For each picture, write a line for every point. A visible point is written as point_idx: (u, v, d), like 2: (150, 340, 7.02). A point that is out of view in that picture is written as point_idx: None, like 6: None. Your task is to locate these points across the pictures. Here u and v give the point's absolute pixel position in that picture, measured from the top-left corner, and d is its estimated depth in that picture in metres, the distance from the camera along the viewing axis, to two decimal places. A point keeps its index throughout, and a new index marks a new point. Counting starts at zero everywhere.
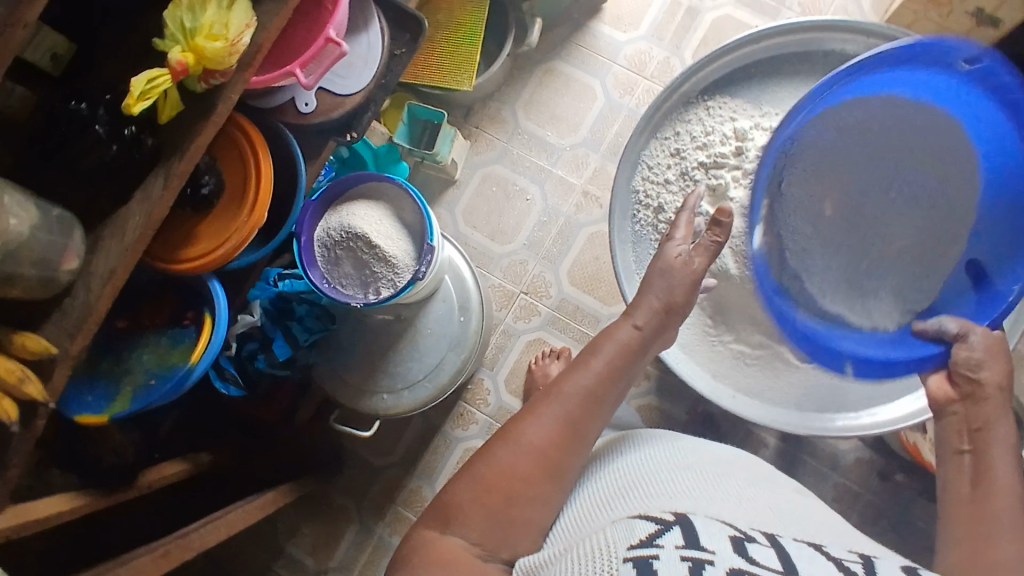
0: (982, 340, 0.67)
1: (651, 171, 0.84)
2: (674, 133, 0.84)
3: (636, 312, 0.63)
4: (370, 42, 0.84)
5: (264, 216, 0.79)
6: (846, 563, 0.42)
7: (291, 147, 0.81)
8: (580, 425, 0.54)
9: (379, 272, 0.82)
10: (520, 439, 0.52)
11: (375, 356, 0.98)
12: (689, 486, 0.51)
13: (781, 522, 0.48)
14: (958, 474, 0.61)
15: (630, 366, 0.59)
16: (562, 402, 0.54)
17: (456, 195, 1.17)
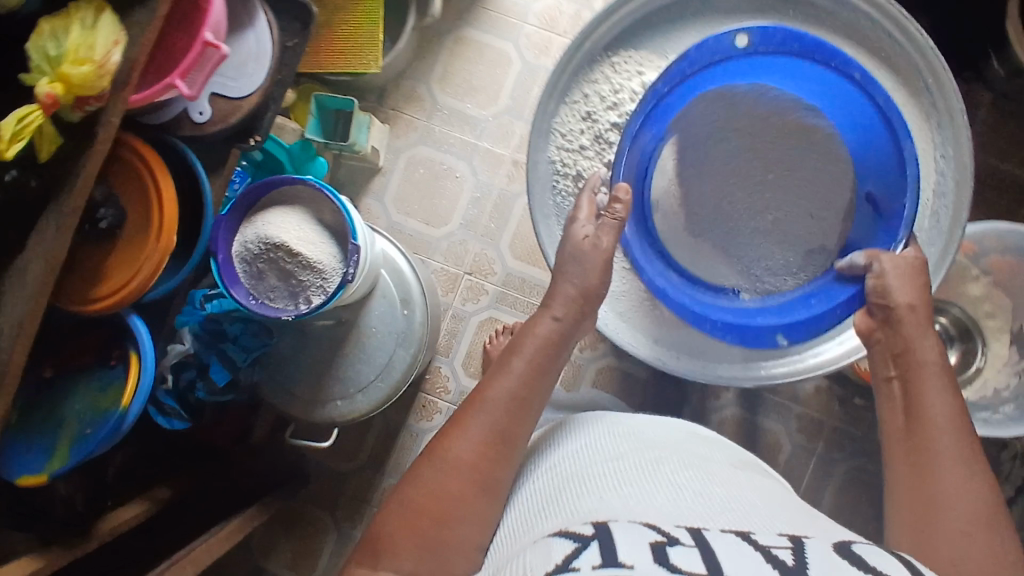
0: (895, 262, 0.66)
1: (564, 138, 0.75)
2: (582, 95, 0.75)
3: (553, 305, 0.64)
4: (258, 37, 0.78)
5: (174, 239, 0.73)
6: (771, 551, 0.34)
7: (191, 161, 0.76)
8: (509, 432, 0.53)
9: (306, 280, 0.79)
10: (449, 457, 0.50)
11: (322, 364, 0.95)
12: (623, 480, 0.45)
13: (724, 509, 0.41)
14: (890, 403, 0.61)
15: (552, 365, 0.60)
16: (488, 413, 0.53)
17: (383, 183, 1.13)
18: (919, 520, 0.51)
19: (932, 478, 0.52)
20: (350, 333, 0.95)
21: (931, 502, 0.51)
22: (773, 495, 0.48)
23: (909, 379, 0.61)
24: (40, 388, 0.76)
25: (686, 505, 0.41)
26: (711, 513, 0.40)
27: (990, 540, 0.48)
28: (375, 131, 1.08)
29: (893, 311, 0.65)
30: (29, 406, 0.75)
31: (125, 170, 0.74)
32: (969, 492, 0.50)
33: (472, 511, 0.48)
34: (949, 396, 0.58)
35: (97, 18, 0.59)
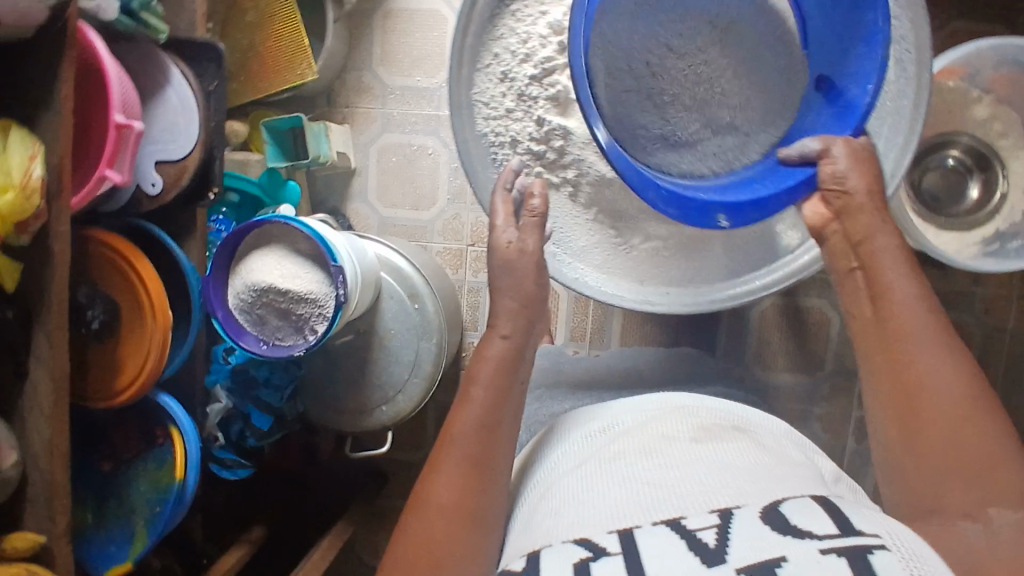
0: (845, 147, 0.55)
1: (489, 107, 0.58)
2: (493, 54, 0.58)
3: (498, 322, 0.55)
4: (178, 92, 0.77)
5: (170, 315, 0.75)
6: (697, 536, 0.34)
7: (159, 236, 0.78)
8: (487, 459, 0.48)
9: (305, 311, 0.79)
10: (429, 504, 0.46)
11: (356, 377, 0.97)
12: (600, 482, 0.43)
13: (693, 492, 0.39)
14: (854, 296, 0.55)
15: (514, 381, 0.52)
16: (459, 449, 0.48)
17: (363, 183, 1.11)
18: (903, 417, 0.50)
19: (909, 365, 0.50)
20: (371, 342, 0.96)
21: (912, 393, 0.50)
22: (760, 455, 0.45)
23: (871, 269, 0.54)
24: (106, 481, 0.81)
25: (638, 503, 0.39)
26: (655, 509, 0.38)
27: (976, 424, 0.48)
28: (336, 135, 1.06)
29: (849, 198, 0.55)
30: (101, 500, 0.80)
31: (103, 265, 0.76)
32: (946, 377, 0.49)
33: (463, 551, 0.45)
34: (907, 273, 0.53)
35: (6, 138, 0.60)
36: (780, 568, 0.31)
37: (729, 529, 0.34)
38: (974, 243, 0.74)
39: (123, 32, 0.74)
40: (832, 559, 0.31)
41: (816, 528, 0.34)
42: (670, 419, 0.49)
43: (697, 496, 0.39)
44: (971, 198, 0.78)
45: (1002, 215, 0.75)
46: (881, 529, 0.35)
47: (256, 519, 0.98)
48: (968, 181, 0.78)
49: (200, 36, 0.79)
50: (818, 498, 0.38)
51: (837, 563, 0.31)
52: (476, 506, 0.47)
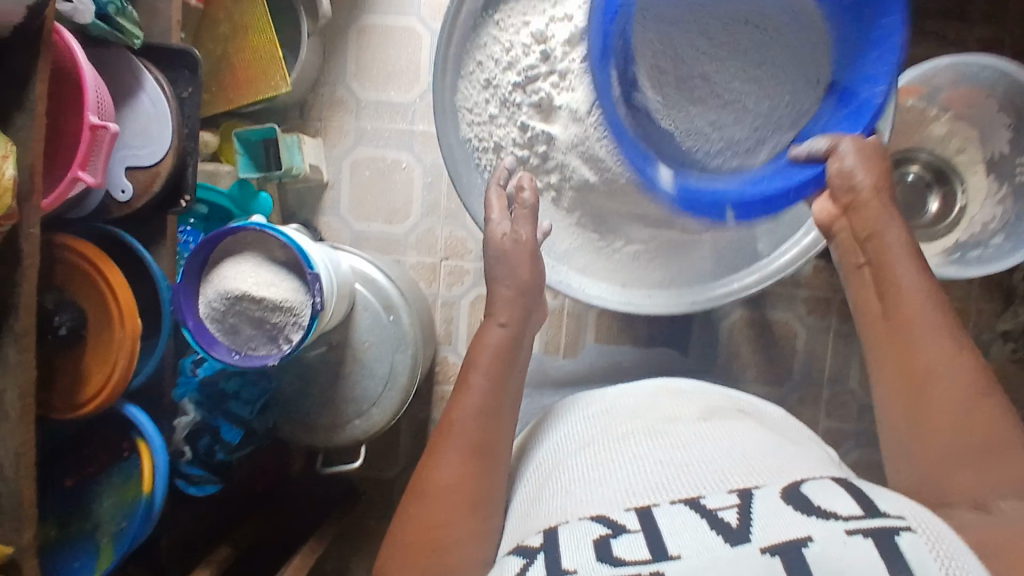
0: (852, 145, 0.57)
1: (472, 113, 0.60)
2: (476, 63, 0.60)
3: (495, 309, 0.56)
4: (151, 98, 0.76)
5: (139, 322, 0.73)
6: (719, 515, 0.35)
7: (128, 242, 0.76)
8: (489, 443, 0.50)
9: (279, 320, 0.78)
10: (431, 487, 0.48)
11: (330, 391, 0.96)
12: (606, 468, 0.44)
13: (709, 474, 0.40)
14: (863, 289, 0.58)
15: (511, 369, 0.54)
16: (459, 435, 0.49)
17: (335, 197, 1.11)
18: (915, 406, 0.52)
19: (917, 354, 0.52)
20: (345, 354, 0.95)
21: (922, 382, 0.51)
22: (762, 432, 0.47)
23: (881, 263, 0.56)
24: (68, 497, 0.77)
25: (650, 477, 0.41)
26: (669, 482, 0.40)
27: (983, 410, 0.49)
28: (309, 147, 1.05)
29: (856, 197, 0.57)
30: (65, 517, 0.76)
31: (69, 271, 0.73)
32: (955, 365, 0.51)
33: (471, 532, 0.46)
34: (917, 268, 0.55)
35: None
36: (807, 548, 0.32)
37: (751, 508, 0.36)
38: (938, 254, 0.76)
39: (96, 36, 0.73)
40: (858, 541, 0.33)
41: (841, 510, 0.35)
42: (668, 402, 0.52)
43: (704, 469, 0.41)
44: (932, 211, 0.80)
45: (961, 226, 0.78)
46: (908, 512, 0.36)
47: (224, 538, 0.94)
48: (927, 195, 0.80)
49: (175, 43, 0.78)
50: (838, 481, 0.39)
51: (862, 544, 0.32)
52: (480, 489, 0.48)
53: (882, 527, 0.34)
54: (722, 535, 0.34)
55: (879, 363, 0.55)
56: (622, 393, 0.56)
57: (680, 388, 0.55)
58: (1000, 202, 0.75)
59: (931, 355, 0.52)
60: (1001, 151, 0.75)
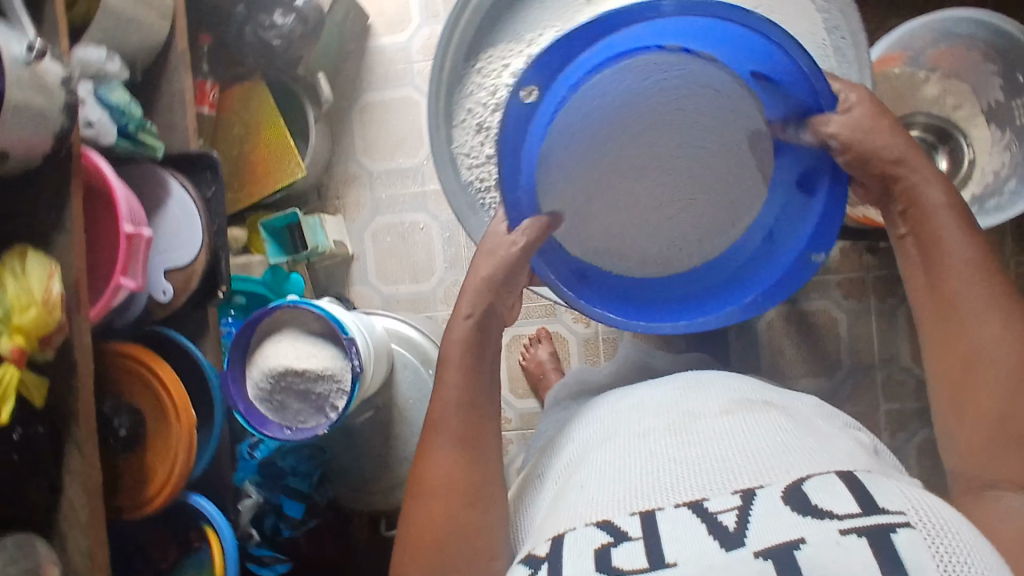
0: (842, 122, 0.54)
1: (469, 157, 0.63)
2: (466, 110, 0.63)
3: (463, 300, 0.57)
4: (179, 201, 0.82)
5: (193, 412, 0.76)
6: (719, 520, 0.36)
7: (176, 338, 0.81)
8: (474, 433, 0.52)
9: (323, 389, 0.81)
10: (425, 484, 0.51)
11: (383, 454, 0.97)
12: (625, 462, 0.46)
13: (726, 472, 0.41)
14: (907, 261, 0.53)
15: (485, 359, 0.55)
16: (444, 433, 0.52)
17: (362, 267, 1.15)
18: (959, 384, 0.48)
19: (964, 334, 0.48)
20: (392, 415, 0.97)
21: (968, 361, 0.48)
22: (786, 426, 0.48)
23: (920, 235, 0.52)
24: None
25: (664, 474, 0.43)
26: (676, 477, 0.42)
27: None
28: (330, 225, 1.10)
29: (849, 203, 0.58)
30: None
31: (124, 375, 0.78)
32: (1006, 344, 0.46)
33: (464, 526, 0.49)
34: (966, 240, 0.50)
35: (25, 262, 0.63)
36: (799, 550, 0.33)
37: (751, 509, 0.37)
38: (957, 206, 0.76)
39: (123, 155, 0.80)
40: (853, 540, 0.33)
41: (837, 508, 0.35)
42: (698, 394, 0.54)
43: (712, 460, 0.43)
44: (943, 170, 0.78)
45: (973, 179, 0.77)
46: (908, 505, 0.36)
47: None
48: (934, 154, 0.79)
49: (194, 148, 0.84)
50: (845, 474, 0.39)
51: (856, 542, 0.33)
52: (476, 480, 0.51)
53: (880, 524, 0.34)
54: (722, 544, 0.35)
55: (928, 342, 0.51)
56: (647, 392, 0.58)
57: (706, 381, 0.57)
58: (1007, 148, 0.75)
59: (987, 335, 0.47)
60: (997, 98, 0.76)
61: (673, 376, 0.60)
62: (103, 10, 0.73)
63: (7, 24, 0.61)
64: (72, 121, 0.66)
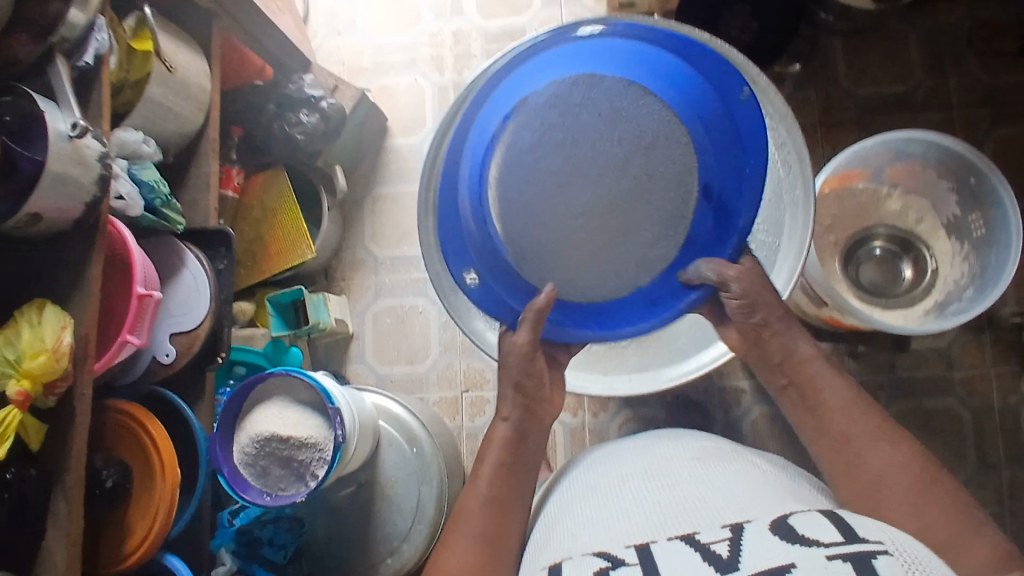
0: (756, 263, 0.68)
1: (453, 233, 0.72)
2: None
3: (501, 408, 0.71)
4: (192, 271, 0.88)
5: (179, 473, 0.79)
6: (712, 548, 0.39)
7: (173, 400, 0.84)
8: (500, 521, 0.62)
9: (305, 457, 0.83)
10: (452, 554, 0.59)
11: (362, 531, 0.97)
12: (604, 511, 0.52)
13: (691, 510, 0.47)
14: (794, 409, 0.66)
15: (515, 468, 0.66)
16: (471, 524, 0.61)
17: (361, 346, 1.20)
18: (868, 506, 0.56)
19: (862, 463, 0.58)
20: (373, 492, 0.98)
21: (870, 487, 0.57)
22: (748, 473, 0.55)
23: (804, 387, 0.65)
24: None
25: (641, 516, 0.49)
26: (669, 517, 0.47)
27: (926, 510, 0.54)
28: (334, 304, 1.16)
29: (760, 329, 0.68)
30: None
31: (120, 433, 0.81)
32: (898, 468, 0.57)
33: None
34: (843, 389, 0.63)
35: (41, 314, 0.69)
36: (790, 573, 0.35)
37: (741, 541, 0.39)
38: (922, 310, 0.80)
39: (146, 227, 0.87)
40: (839, 564, 0.35)
41: (823, 537, 0.38)
42: (666, 451, 0.61)
43: (693, 504, 0.49)
44: (907, 278, 0.83)
45: (937, 287, 0.81)
46: (886, 540, 0.40)
47: None
48: (898, 263, 0.84)
49: (213, 225, 0.92)
50: (827, 515, 0.43)
51: (841, 567, 0.35)
52: (496, 562, 0.59)
53: (862, 552, 0.37)
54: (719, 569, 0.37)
55: (832, 475, 0.60)
56: (614, 456, 0.65)
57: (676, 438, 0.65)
58: (966, 259, 0.79)
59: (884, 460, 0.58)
60: (954, 212, 0.80)
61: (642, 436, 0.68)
62: (145, 100, 0.83)
63: (57, 104, 0.70)
64: (102, 191, 0.73)
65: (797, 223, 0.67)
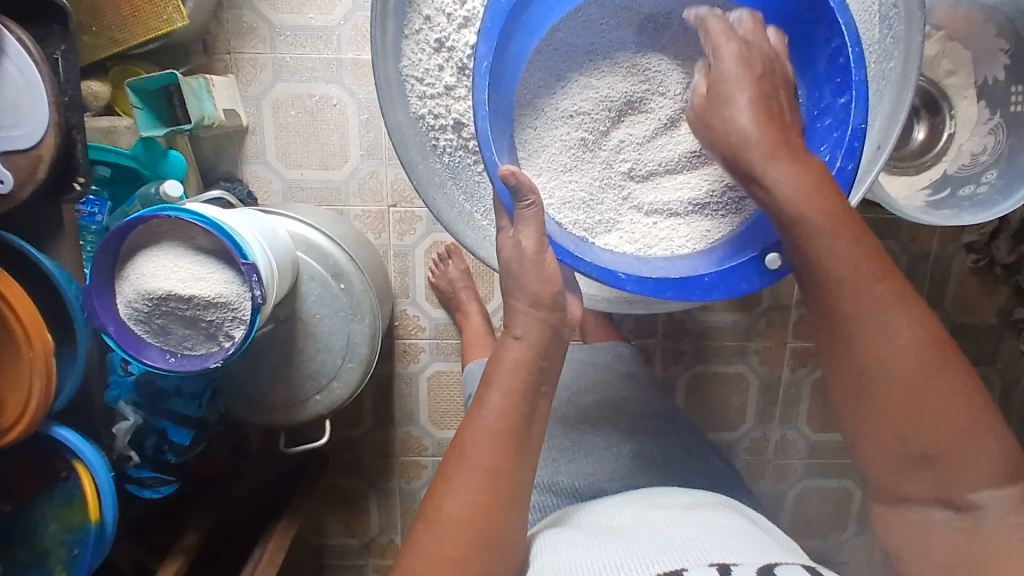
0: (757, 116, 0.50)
1: (423, 83, 0.56)
2: (425, 20, 0.55)
3: (512, 323, 0.55)
4: (17, 65, 0.63)
5: (50, 338, 0.64)
6: None
7: (22, 247, 0.66)
8: (501, 473, 0.52)
9: (215, 318, 0.69)
10: (440, 516, 0.51)
11: (284, 368, 0.88)
12: (615, 549, 0.48)
13: (702, 552, 0.46)
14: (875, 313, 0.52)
15: (529, 387, 0.54)
16: (473, 463, 0.52)
17: (259, 143, 0.97)
18: (856, 395, 0.51)
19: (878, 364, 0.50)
20: (295, 330, 0.86)
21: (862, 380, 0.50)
22: (764, 536, 0.50)
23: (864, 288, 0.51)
24: (11, 522, 0.71)
25: (637, 552, 0.47)
26: (656, 550, 0.47)
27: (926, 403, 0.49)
28: (220, 89, 0.90)
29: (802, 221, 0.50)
30: (7, 549, 0.71)
31: None
32: (904, 365, 0.49)
33: (474, 565, 0.50)
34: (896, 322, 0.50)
35: None
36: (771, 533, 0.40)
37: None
38: (923, 188, 0.80)
39: None
40: None
41: None
42: (667, 498, 0.57)
43: (692, 545, 0.47)
44: (919, 139, 0.81)
45: (948, 157, 0.80)
46: None
47: (190, 515, 0.91)
48: (914, 123, 0.81)
49: None
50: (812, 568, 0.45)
51: None
52: (478, 562, 0.51)
53: None
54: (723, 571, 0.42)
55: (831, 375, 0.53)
56: (605, 506, 0.59)
57: (662, 494, 0.59)
58: (990, 133, 0.77)
59: (892, 334, 0.49)
60: (995, 76, 0.76)
61: (632, 488, 0.61)
62: None
63: None
64: None
65: (883, 101, 0.59)
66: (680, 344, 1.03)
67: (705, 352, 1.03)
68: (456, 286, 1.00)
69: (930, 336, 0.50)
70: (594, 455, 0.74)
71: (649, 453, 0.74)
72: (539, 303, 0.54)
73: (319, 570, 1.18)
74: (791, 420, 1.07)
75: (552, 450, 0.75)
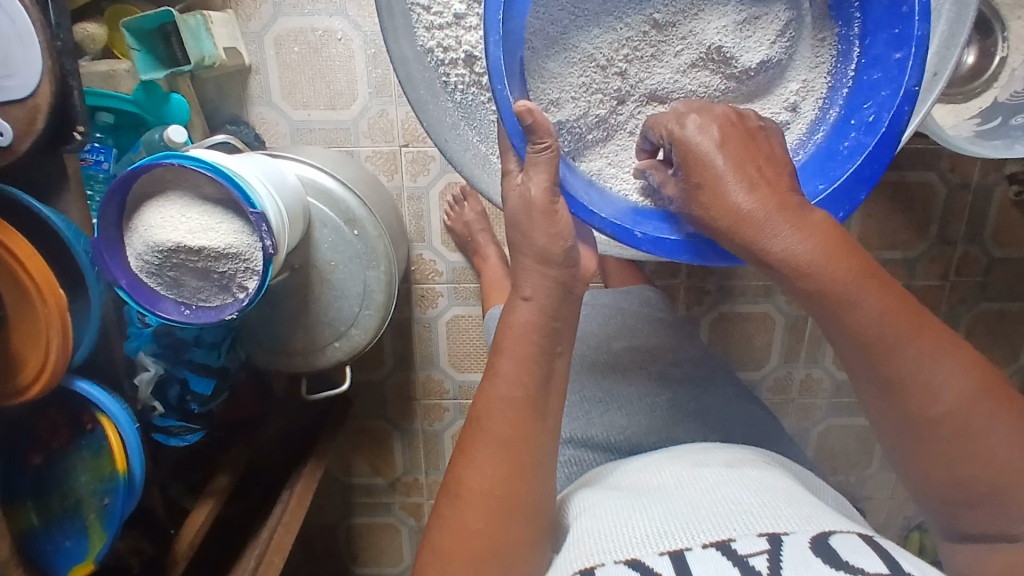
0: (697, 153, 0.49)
1: (430, 12, 0.53)
2: None
3: (520, 282, 0.53)
4: (4, 9, 0.59)
5: (62, 294, 0.64)
6: (749, 562, 0.40)
7: (27, 202, 0.64)
8: (510, 439, 0.51)
9: (226, 269, 0.67)
10: (462, 491, 0.51)
11: (301, 316, 0.87)
12: (649, 514, 0.47)
13: (752, 518, 0.45)
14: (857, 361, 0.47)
15: (539, 351, 0.52)
16: (488, 434, 0.51)
17: (263, 81, 0.93)
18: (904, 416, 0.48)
19: (929, 393, 0.46)
20: (312, 278, 0.85)
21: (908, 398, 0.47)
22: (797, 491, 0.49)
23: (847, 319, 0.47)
24: (42, 475, 0.72)
25: (673, 516, 0.46)
26: (692, 514, 0.46)
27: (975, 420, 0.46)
28: (219, 27, 0.85)
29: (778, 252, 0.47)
30: (42, 498, 0.72)
31: None
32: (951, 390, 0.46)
33: (503, 538, 0.49)
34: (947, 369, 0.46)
35: None
36: None
37: (781, 556, 0.40)
38: (971, 117, 0.75)
39: None
40: None
41: (869, 567, 0.40)
42: (706, 454, 0.56)
43: (737, 512, 0.45)
44: (969, 64, 0.76)
45: (1001, 82, 0.74)
46: None
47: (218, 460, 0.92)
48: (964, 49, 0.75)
49: None
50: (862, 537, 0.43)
51: None
52: (505, 530, 0.49)
53: None
54: (773, 544, 0.41)
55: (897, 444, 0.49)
56: (634, 467, 0.58)
57: (693, 450, 0.58)
58: None
59: (866, 315, 0.46)
60: None
61: (663, 445, 0.61)
62: None
63: None
64: None
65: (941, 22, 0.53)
66: (703, 285, 1.00)
67: (730, 291, 1.00)
68: (473, 228, 0.97)
69: (899, 308, 0.46)
70: (621, 407, 0.73)
71: (678, 404, 0.72)
72: (548, 259, 0.52)
73: (348, 508, 1.20)
74: (817, 358, 1.05)
75: (580, 401, 0.74)
